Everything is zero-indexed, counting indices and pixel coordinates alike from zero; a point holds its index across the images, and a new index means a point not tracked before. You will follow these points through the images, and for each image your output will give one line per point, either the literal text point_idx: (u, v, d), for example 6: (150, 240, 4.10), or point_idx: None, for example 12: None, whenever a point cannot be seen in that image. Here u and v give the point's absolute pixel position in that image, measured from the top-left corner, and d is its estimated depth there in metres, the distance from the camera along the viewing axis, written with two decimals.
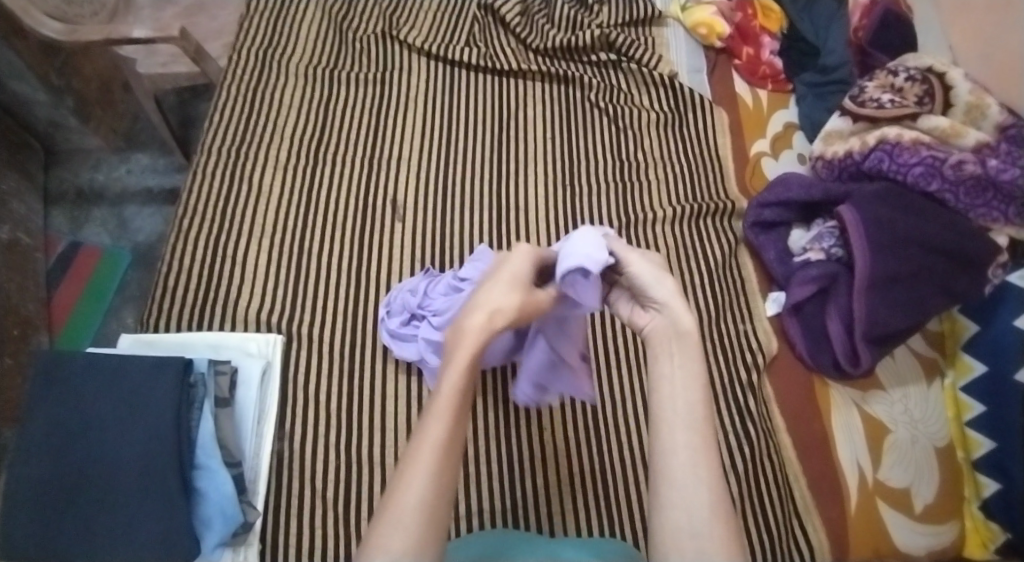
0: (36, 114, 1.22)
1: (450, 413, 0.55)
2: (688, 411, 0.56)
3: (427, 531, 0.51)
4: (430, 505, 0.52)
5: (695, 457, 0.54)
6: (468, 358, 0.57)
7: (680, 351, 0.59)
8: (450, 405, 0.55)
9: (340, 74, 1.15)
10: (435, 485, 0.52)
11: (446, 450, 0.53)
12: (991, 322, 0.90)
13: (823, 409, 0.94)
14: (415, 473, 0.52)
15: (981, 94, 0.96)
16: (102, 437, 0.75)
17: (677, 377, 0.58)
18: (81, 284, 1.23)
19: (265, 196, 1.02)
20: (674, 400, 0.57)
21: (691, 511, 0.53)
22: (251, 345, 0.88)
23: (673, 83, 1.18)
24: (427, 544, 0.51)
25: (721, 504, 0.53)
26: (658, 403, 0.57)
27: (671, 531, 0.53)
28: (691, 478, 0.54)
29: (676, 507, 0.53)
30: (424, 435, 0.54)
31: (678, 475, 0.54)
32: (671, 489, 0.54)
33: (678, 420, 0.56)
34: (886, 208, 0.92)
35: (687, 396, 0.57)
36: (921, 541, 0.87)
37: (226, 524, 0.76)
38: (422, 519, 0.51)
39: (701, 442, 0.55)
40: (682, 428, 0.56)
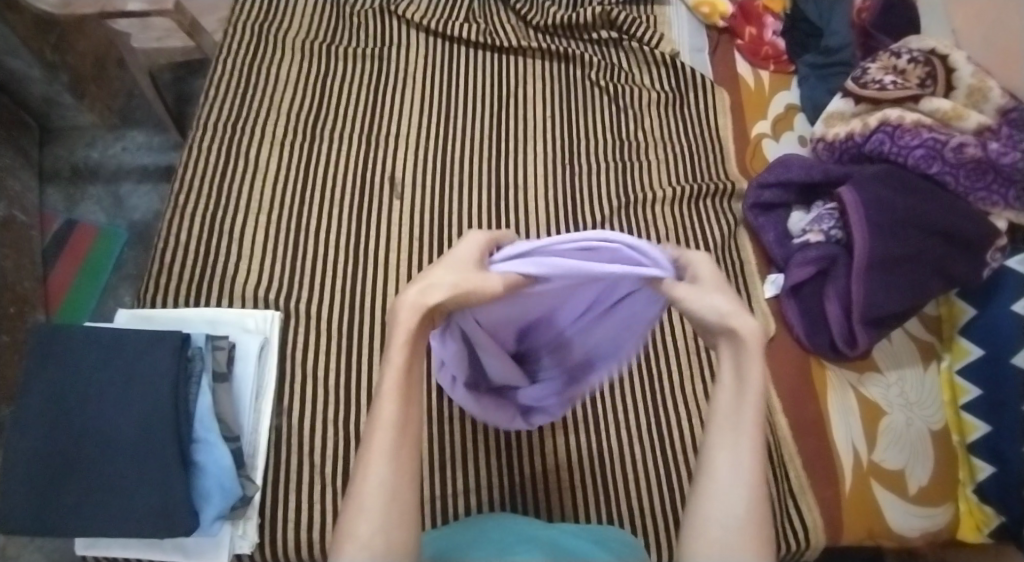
0: (31, 90, 1.20)
1: (398, 393, 0.54)
2: (739, 408, 0.54)
3: (394, 514, 0.52)
4: (393, 487, 0.52)
5: (742, 456, 0.53)
6: (411, 334, 0.53)
7: (737, 352, 0.54)
8: (401, 383, 0.54)
9: (338, 49, 1.13)
10: (394, 468, 0.53)
11: (400, 429, 0.53)
12: (989, 307, 0.90)
13: (819, 391, 0.94)
14: (374, 460, 0.53)
15: (984, 76, 0.95)
16: (97, 411, 0.76)
17: (738, 373, 0.54)
18: (77, 263, 1.22)
19: (262, 171, 1.01)
20: (731, 400, 0.55)
21: (728, 506, 0.53)
22: (249, 321, 0.88)
23: (675, 62, 1.17)
24: (394, 522, 0.52)
25: (761, 504, 0.53)
26: (717, 400, 0.55)
27: (705, 523, 0.53)
28: (732, 477, 0.53)
29: (712, 505, 0.53)
30: (378, 419, 0.53)
31: (721, 471, 0.53)
32: (712, 483, 0.54)
33: (732, 419, 0.54)
34: (886, 190, 0.91)
35: (741, 393, 0.54)
36: (915, 522, 0.89)
37: (224, 497, 0.75)
38: (387, 503, 0.52)
39: (751, 442, 0.53)
40: (730, 427, 0.54)
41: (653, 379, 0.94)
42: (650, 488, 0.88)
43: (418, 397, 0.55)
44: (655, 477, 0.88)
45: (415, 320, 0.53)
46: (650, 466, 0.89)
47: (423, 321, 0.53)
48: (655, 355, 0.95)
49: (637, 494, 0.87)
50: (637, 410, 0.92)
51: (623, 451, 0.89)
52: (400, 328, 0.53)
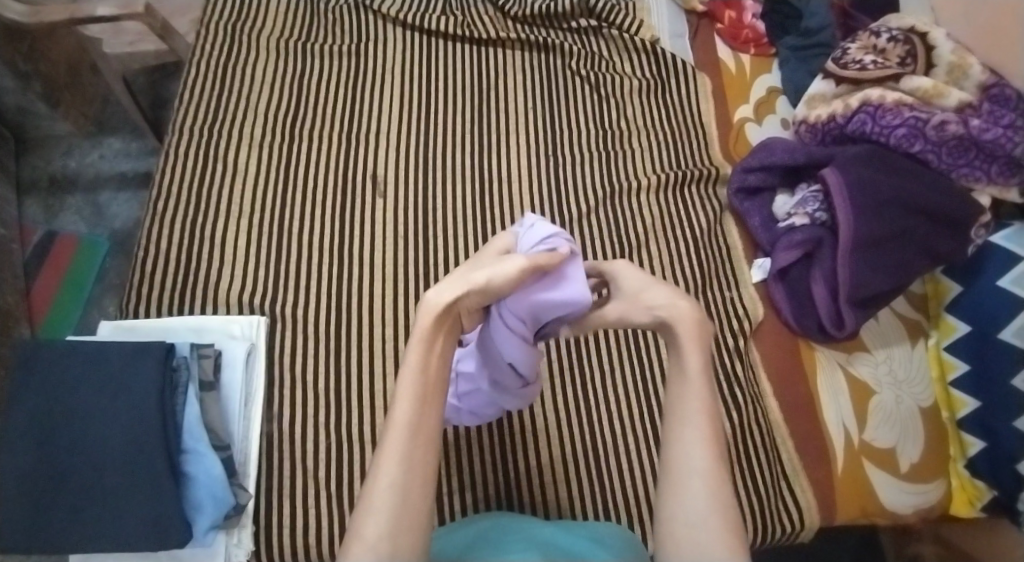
0: (4, 101, 1.18)
1: (413, 397, 0.55)
2: (687, 404, 0.59)
3: (404, 519, 0.52)
4: (402, 491, 0.52)
5: (698, 449, 0.57)
6: (425, 335, 0.56)
7: (680, 355, 0.61)
8: (418, 386, 0.55)
9: (314, 47, 1.12)
10: (407, 470, 0.53)
11: (413, 431, 0.54)
12: (974, 283, 0.91)
13: (809, 372, 0.95)
14: (387, 461, 0.53)
15: (964, 53, 0.95)
16: (85, 428, 0.75)
17: (682, 375, 0.60)
18: (60, 273, 1.20)
19: (242, 174, 1.00)
20: (681, 397, 0.59)
21: (691, 497, 0.56)
22: (234, 328, 0.87)
23: (656, 48, 1.16)
24: (405, 525, 0.52)
25: (719, 488, 0.56)
26: (668, 401, 0.60)
27: (673, 518, 0.56)
28: (691, 468, 0.57)
29: (675, 496, 0.56)
30: (390, 423, 0.55)
31: (679, 465, 0.57)
32: (672, 478, 0.57)
33: (682, 415, 0.59)
34: (869, 171, 0.91)
35: (687, 390, 0.59)
36: (909, 500, 0.89)
37: (217, 506, 0.74)
38: (396, 508, 0.52)
39: (704, 434, 0.58)
40: (682, 422, 0.59)
41: (645, 369, 0.94)
42: (646, 479, 0.88)
43: (433, 402, 0.56)
44: (648, 466, 0.88)
45: (431, 323, 0.56)
46: (644, 456, 0.89)
47: (438, 322, 0.56)
48: (645, 345, 0.95)
49: (632, 484, 0.87)
50: (630, 402, 0.92)
51: (616, 441, 0.90)
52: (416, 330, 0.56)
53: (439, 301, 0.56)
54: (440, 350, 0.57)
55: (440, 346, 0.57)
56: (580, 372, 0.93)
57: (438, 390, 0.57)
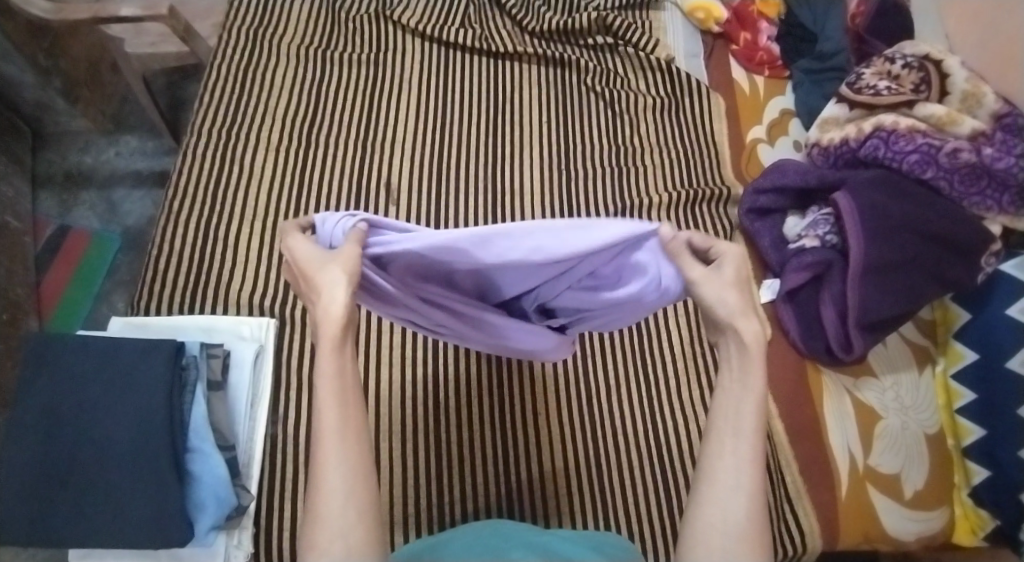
0: (24, 95, 1.19)
1: (337, 401, 0.52)
2: (738, 416, 0.54)
3: (356, 521, 0.51)
4: (350, 493, 0.52)
5: (744, 465, 0.53)
6: (333, 344, 0.52)
7: (741, 367, 0.55)
8: (336, 393, 0.52)
9: (333, 54, 1.13)
10: (348, 472, 0.52)
11: (348, 433, 0.52)
12: (983, 311, 0.91)
13: (815, 394, 0.94)
14: (328, 469, 0.51)
15: (978, 82, 0.96)
16: (92, 423, 0.75)
17: (738, 384, 0.55)
18: (70, 268, 1.21)
19: (257, 177, 1.01)
20: (731, 407, 0.55)
21: (727, 512, 0.52)
22: (244, 328, 0.87)
23: (670, 67, 1.17)
24: (360, 525, 0.51)
25: (757, 509, 0.52)
26: (716, 408, 0.56)
27: (704, 527, 0.53)
28: (732, 484, 0.53)
29: (708, 506, 0.53)
30: (319, 428, 0.52)
31: (721, 477, 0.53)
32: (708, 489, 0.53)
33: (731, 427, 0.54)
34: (882, 196, 0.92)
35: (740, 400, 0.54)
36: (912, 527, 0.89)
37: (219, 506, 0.75)
38: (345, 512, 0.51)
39: (751, 451, 0.53)
40: (729, 433, 0.54)
41: (651, 384, 0.94)
42: (648, 496, 0.87)
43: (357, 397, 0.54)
44: (651, 483, 0.88)
45: (339, 332, 0.52)
46: (647, 472, 0.89)
47: (344, 332, 0.52)
48: (653, 361, 0.95)
49: (634, 500, 0.87)
50: (634, 418, 0.91)
51: (620, 456, 0.89)
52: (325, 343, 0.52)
53: (339, 310, 0.52)
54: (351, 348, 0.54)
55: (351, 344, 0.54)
56: (585, 386, 0.93)
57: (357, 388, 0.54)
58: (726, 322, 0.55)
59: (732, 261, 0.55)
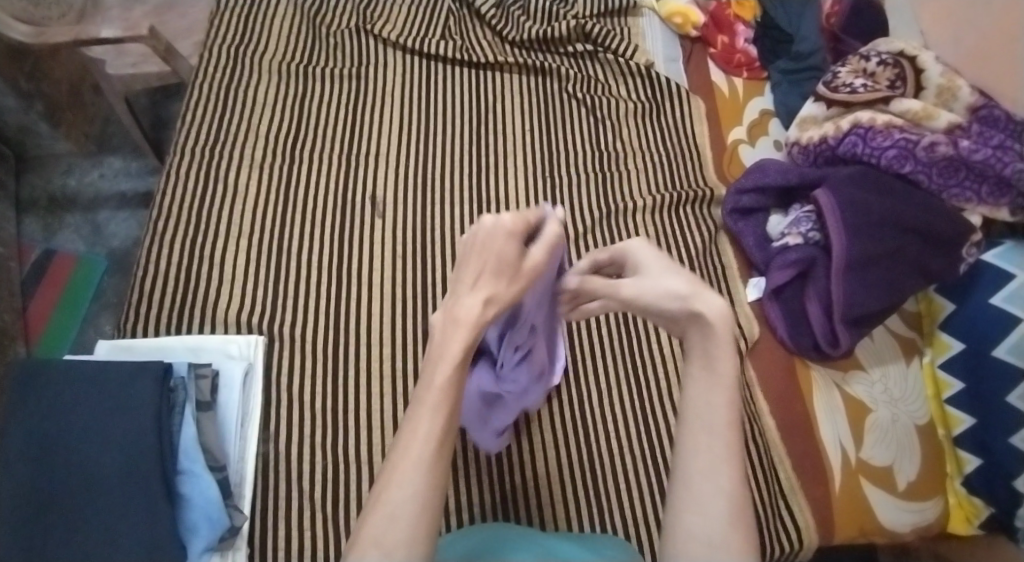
0: (6, 120, 1.19)
1: (445, 406, 0.51)
2: (709, 413, 0.54)
3: (419, 531, 0.48)
4: (423, 500, 0.48)
5: (721, 465, 0.53)
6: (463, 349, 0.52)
7: (707, 360, 0.56)
8: (439, 397, 0.51)
9: (316, 70, 1.14)
10: (429, 477, 0.49)
11: (441, 441, 0.50)
12: (967, 301, 0.92)
13: (805, 391, 0.95)
14: (408, 466, 0.49)
15: (952, 76, 0.98)
16: (81, 447, 0.74)
17: (705, 383, 0.55)
18: (57, 292, 1.20)
19: (242, 194, 1.01)
20: (702, 407, 0.55)
21: (710, 516, 0.52)
22: (232, 347, 0.88)
23: (650, 73, 1.18)
24: (419, 541, 0.47)
25: (741, 510, 0.52)
26: (686, 409, 0.56)
27: (686, 532, 0.52)
28: (712, 486, 0.52)
29: (689, 510, 0.52)
30: (415, 424, 0.50)
31: (699, 479, 0.53)
32: (691, 495, 0.53)
33: (703, 427, 0.54)
34: (861, 192, 0.93)
35: (710, 398, 0.55)
36: (906, 518, 0.89)
37: (213, 528, 0.75)
38: (412, 519, 0.48)
39: (725, 448, 0.53)
40: (702, 434, 0.54)
41: (642, 386, 0.94)
42: (644, 498, 0.87)
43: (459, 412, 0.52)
44: (645, 484, 0.88)
45: (469, 331, 0.52)
46: (641, 476, 0.89)
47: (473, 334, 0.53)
48: (642, 364, 0.96)
49: (630, 504, 0.87)
50: (627, 423, 0.92)
51: (613, 459, 0.90)
52: (456, 340, 0.52)
53: (474, 308, 0.53)
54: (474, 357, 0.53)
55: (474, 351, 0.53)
56: (577, 392, 0.93)
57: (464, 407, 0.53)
58: (683, 311, 0.57)
59: (649, 251, 0.62)
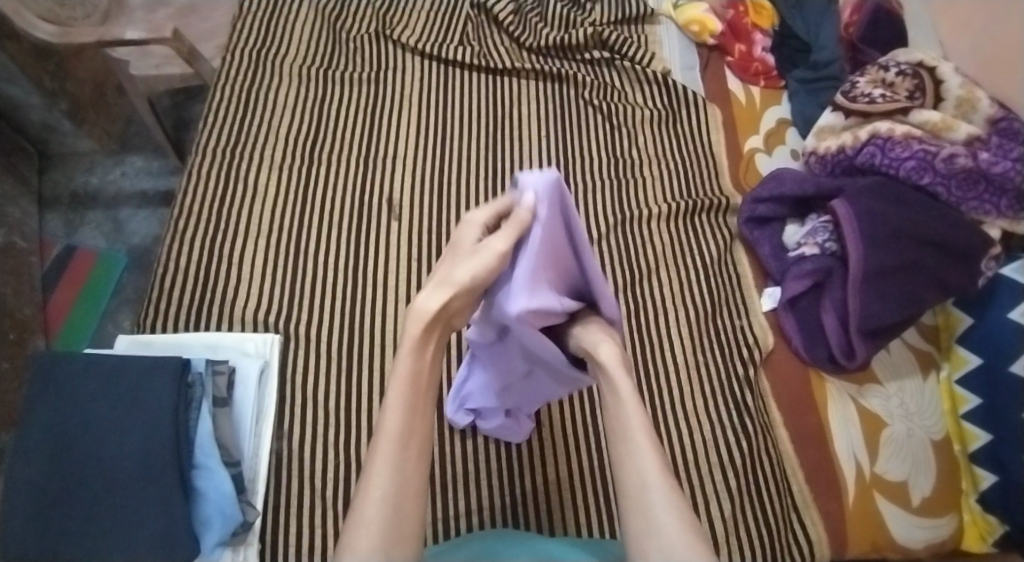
0: (31, 118, 1.22)
1: (404, 407, 0.56)
2: (626, 423, 0.57)
3: (393, 530, 0.54)
4: (394, 501, 0.55)
5: (653, 465, 0.55)
6: (415, 342, 0.56)
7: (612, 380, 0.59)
8: (406, 397, 0.57)
9: (334, 74, 1.15)
10: (395, 477, 0.55)
11: (404, 442, 0.56)
12: (985, 315, 0.91)
13: (819, 403, 0.95)
14: (378, 471, 0.55)
15: (972, 87, 0.97)
16: (98, 440, 0.75)
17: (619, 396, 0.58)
18: (77, 288, 1.22)
19: (260, 195, 1.02)
20: (620, 418, 0.58)
21: (656, 517, 0.54)
22: (248, 344, 0.88)
23: (667, 80, 1.18)
24: (393, 538, 0.54)
25: (686, 514, 0.53)
26: (610, 426, 0.59)
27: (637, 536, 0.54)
28: (646, 487, 0.55)
29: (640, 529, 0.54)
30: (381, 431, 0.56)
31: (634, 484, 0.55)
32: (637, 501, 0.55)
33: (624, 438, 0.57)
34: (879, 203, 0.92)
35: (623, 411, 0.58)
36: (921, 535, 0.88)
37: (225, 523, 0.75)
38: (385, 519, 0.54)
39: (652, 450, 0.56)
40: (627, 442, 0.57)
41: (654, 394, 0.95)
42: None
43: (422, 409, 0.58)
44: None
45: (421, 330, 0.56)
46: None
47: (428, 330, 0.56)
48: (655, 372, 0.96)
49: None
50: None
51: None
52: (407, 333, 0.56)
53: (431, 307, 0.55)
54: (431, 352, 0.58)
55: (433, 347, 0.58)
56: (588, 398, 0.94)
57: (427, 408, 0.59)
58: (585, 347, 0.60)
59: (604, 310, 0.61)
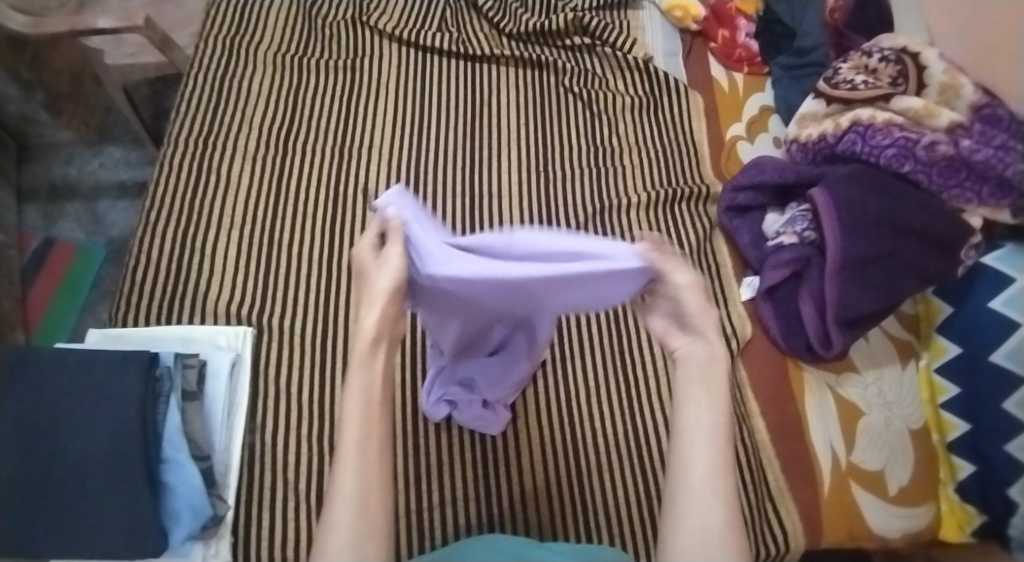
0: (8, 109, 1.21)
1: (363, 413, 0.52)
2: (703, 419, 0.51)
3: (364, 535, 0.50)
4: (362, 506, 0.51)
5: (715, 474, 0.50)
6: (364, 353, 0.52)
7: (706, 376, 0.53)
8: (362, 406, 0.52)
9: (310, 62, 1.13)
10: (364, 478, 0.51)
11: (367, 445, 0.52)
12: (966, 303, 0.90)
13: (796, 391, 0.94)
14: (344, 477, 0.51)
15: (956, 73, 0.94)
16: (66, 436, 0.75)
17: (699, 394, 0.52)
18: (56, 281, 1.22)
19: (234, 185, 1.01)
20: (695, 413, 0.52)
21: (701, 521, 0.49)
22: (220, 338, 0.87)
23: (648, 67, 1.17)
24: (364, 546, 0.50)
25: (736, 521, 0.49)
26: (677, 417, 0.53)
27: (681, 538, 0.49)
28: (703, 493, 0.49)
29: (688, 531, 0.49)
30: (342, 437, 0.52)
31: (693, 485, 0.50)
32: (686, 500, 0.50)
33: (692, 433, 0.51)
34: (859, 191, 0.91)
35: (702, 406, 0.52)
36: (897, 524, 0.88)
37: (194, 517, 0.74)
38: (357, 524, 0.50)
39: (721, 456, 0.51)
40: (696, 440, 0.51)
41: (631, 383, 0.94)
42: (628, 494, 0.88)
43: (383, 412, 0.54)
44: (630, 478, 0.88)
45: (368, 345, 0.52)
46: (626, 473, 0.89)
47: (375, 342, 0.53)
48: (632, 364, 0.95)
49: (616, 503, 0.87)
50: (614, 420, 0.92)
51: (598, 457, 0.90)
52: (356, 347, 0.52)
53: (371, 323, 0.52)
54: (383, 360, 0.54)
55: (384, 354, 0.54)
56: (564, 388, 0.93)
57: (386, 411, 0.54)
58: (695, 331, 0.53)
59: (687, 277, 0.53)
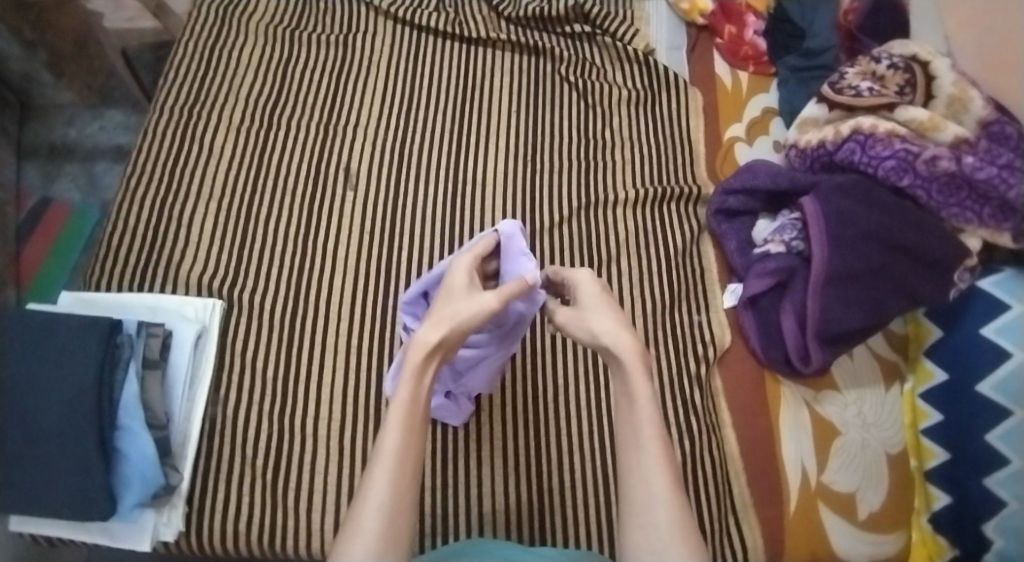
0: (12, 68, 1.22)
1: (404, 422, 0.58)
2: (639, 428, 0.59)
3: (390, 537, 0.54)
4: (390, 512, 0.55)
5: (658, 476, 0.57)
6: (417, 367, 0.60)
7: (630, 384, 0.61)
8: (402, 418, 0.58)
9: (305, 35, 1.12)
10: (395, 483, 0.56)
11: (402, 454, 0.57)
12: (957, 328, 0.87)
13: (772, 405, 0.91)
14: (375, 482, 0.56)
15: (965, 85, 0.91)
16: (23, 397, 0.75)
17: (638, 407, 0.60)
18: (49, 240, 1.23)
19: (218, 156, 1.01)
20: (632, 424, 0.60)
21: (651, 520, 0.56)
22: (189, 308, 0.87)
23: (648, 59, 1.14)
24: (389, 548, 0.54)
25: (685, 516, 0.56)
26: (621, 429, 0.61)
27: (631, 535, 0.57)
28: (648, 494, 0.57)
29: (641, 530, 0.56)
30: (380, 447, 0.58)
31: (636, 489, 0.57)
32: (635, 504, 0.57)
33: (634, 443, 0.59)
34: (852, 203, 0.88)
35: (636, 417, 0.60)
36: (862, 549, 0.85)
37: (146, 484, 0.75)
38: (383, 527, 0.54)
39: (658, 458, 0.58)
40: (636, 450, 0.59)
41: (602, 382, 0.92)
42: (588, 496, 0.86)
43: (421, 428, 0.59)
44: (591, 479, 0.87)
45: (422, 359, 0.60)
46: (587, 473, 0.87)
47: (429, 356, 0.60)
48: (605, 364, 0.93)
49: (576, 505, 0.85)
50: (579, 419, 0.90)
51: (560, 456, 0.88)
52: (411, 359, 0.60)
53: (433, 338, 0.60)
54: (428, 381, 0.61)
55: (430, 376, 0.61)
56: (532, 385, 0.92)
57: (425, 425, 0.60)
58: (596, 339, 0.65)
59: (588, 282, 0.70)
